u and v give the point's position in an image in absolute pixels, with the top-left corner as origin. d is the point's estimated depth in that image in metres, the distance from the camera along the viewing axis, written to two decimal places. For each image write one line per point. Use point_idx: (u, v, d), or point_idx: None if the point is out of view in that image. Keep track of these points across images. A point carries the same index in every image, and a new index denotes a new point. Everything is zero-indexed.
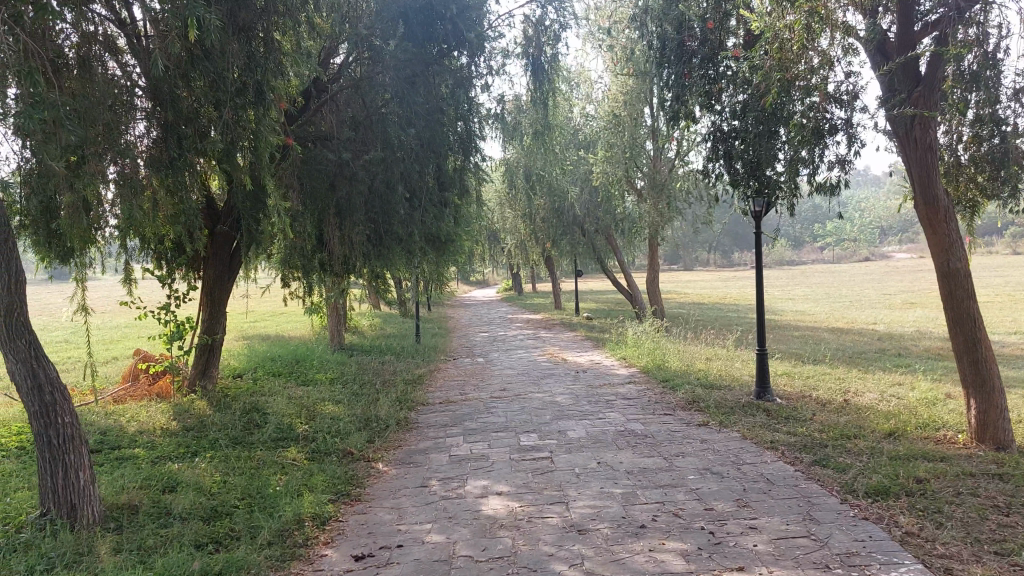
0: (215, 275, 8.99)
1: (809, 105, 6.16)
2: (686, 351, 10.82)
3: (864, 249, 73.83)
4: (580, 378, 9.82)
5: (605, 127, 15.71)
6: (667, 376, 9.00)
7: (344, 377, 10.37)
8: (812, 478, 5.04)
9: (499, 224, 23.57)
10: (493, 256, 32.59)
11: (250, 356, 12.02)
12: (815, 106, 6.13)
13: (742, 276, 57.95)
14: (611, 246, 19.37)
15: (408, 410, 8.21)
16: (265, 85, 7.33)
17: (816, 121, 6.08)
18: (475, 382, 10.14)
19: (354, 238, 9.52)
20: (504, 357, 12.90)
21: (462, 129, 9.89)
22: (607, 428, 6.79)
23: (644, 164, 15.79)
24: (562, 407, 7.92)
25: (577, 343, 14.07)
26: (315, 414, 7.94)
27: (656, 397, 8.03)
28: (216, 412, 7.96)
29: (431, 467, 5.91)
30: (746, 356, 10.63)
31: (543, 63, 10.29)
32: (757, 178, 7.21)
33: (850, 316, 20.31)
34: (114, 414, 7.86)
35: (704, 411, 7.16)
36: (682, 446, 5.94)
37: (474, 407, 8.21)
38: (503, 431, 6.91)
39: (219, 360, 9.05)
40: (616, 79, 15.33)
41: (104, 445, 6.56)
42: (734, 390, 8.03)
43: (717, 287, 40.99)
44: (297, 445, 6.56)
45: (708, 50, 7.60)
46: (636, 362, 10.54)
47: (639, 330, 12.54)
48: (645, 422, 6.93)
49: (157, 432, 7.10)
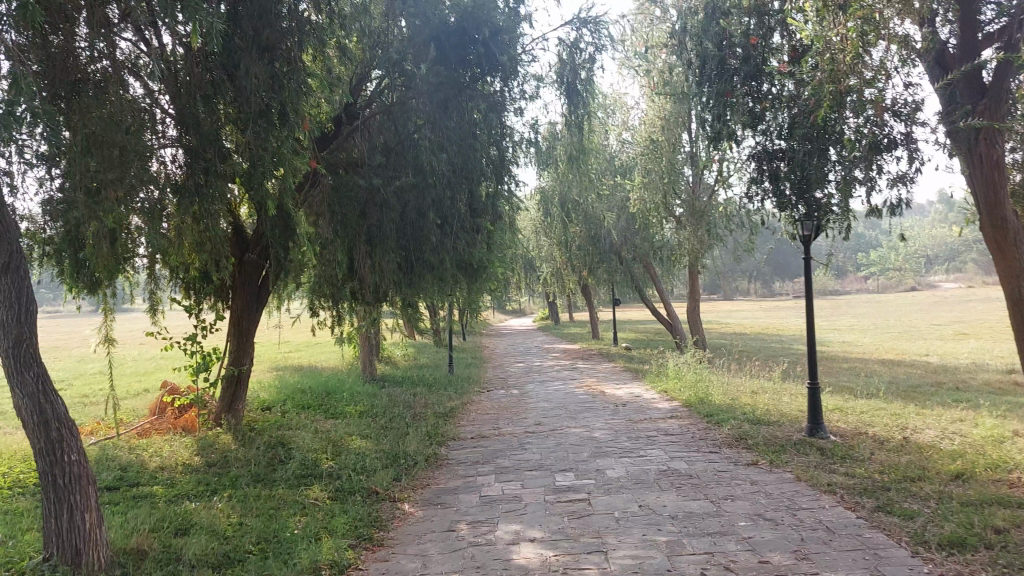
0: (243, 304, 8.78)
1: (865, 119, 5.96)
2: (730, 384, 10.34)
3: (910, 277, 72.06)
4: (619, 412, 9.39)
5: (642, 153, 15.39)
6: (711, 410, 8.54)
7: (374, 410, 10.07)
8: (877, 526, 4.56)
9: (535, 253, 23.29)
10: (530, 285, 32.28)
11: (281, 387, 11.81)
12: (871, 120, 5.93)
13: (784, 306, 56.82)
14: (650, 275, 18.93)
15: (439, 446, 7.87)
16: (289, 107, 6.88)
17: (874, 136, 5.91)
18: (509, 415, 9.77)
19: (385, 266, 9.26)
20: (540, 389, 12.51)
21: (494, 154, 9.62)
22: (648, 466, 6.38)
23: (683, 190, 15.40)
24: (600, 443, 7.52)
25: (615, 375, 13.63)
26: (342, 449, 7.64)
27: (700, 433, 7.59)
28: (240, 446, 7.71)
29: (460, 508, 5.54)
30: (794, 389, 10.11)
31: (577, 87, 10.07)
32: (805, 200, 6.92)
33: (901, 347, 19.50)
34: (137, 448, 7.65)
35: (753, 449, 6.70)
36: (731, 488, 5.50)
37: (508, 443, 7.84)
38: (538, 468, 6.53)
39: (247, 393, 8.81)
40: (653, 103, 15.03)
41: (122, 482, 6.31)
42: (783, 426, 7.55)
43: (758, 316, 40.13)
44: (320, 483, 6.24)
45: (752, 68, 7.24)
46: (678, 395, 10.09)
47: (680, 361, 12.07)
48: (689, 460, 6.50)
49: (178, 469, 6.84)
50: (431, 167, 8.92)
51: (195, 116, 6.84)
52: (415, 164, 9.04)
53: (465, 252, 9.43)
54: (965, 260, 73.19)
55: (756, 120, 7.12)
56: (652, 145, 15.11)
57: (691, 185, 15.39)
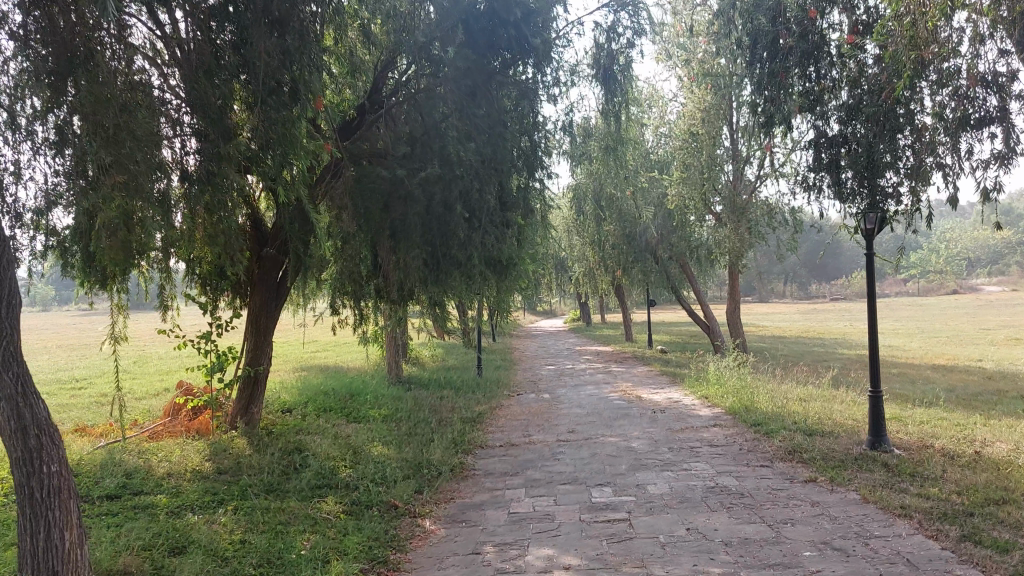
0: (261, 301, 8.37)
1: (955, 91, 5.71)
2: (776, 391, 9.69)
3: (952, 281, 70.14)
4: (658, 419, 8.82)
5: (682, 146, 14.81)
6: (758, 420, 7.93)
7: (398, 414, 9.58)
8: (967, 560, 3.94)
9: (567, 252, 22.75)
10: (561, 286, 31.70)
11: (303, 389, 11.40)
12: (962, 91, 5.66)
13: (821, 309, 55.55)
14: (687, 275, 18.28)
15: (465, 454, 7.35)
16: (301, 86, 6.55)
17: (961, 109, 5.62)
18: (541, 422, 9.24)
19: (410, 262, 8.72)
20: (572, 393, 11.95)
21: (526, 144, 9.16)
22: (693, 482, 5.80)
23: (723, 186, 14.76)
24: (639, 454, 6.96)
25: (651, 379, 13.02)
26: (362, 456, 7.16)
27: (748, 445, 7.00)
28: (255, 452, 7.26)
29: (487, 527, 5.01)
30: (845, 397, 9.44)
31: (615, 73, 9.49)
32: (870, 186, 6.31)
33: (951, 353, 18.60)
34: (147, 452, 7.22)
35: (809, 464, 6.09)
36: (789, 510, 4.91)
37: (539, 452, 7.31)
38: (572, 483, 5.99)
39: (264, 395, 8.38)
40: (691, 94, 14.43)
41: (124, 491, 5.88)
42: (840, 439, 6.92)
43: (796, 319, 39.07)
44: (335, 494, 5.75)
45: (809, 44, 6.69)
46: (720, 402, 9.47)
47: (721, 366, 11.43)
48: (739, 477, 5.91)
49: (186, 476, 6.39)
50: (459, 156, 8.34)
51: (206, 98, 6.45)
52: (442, 154, 8.45)
53: (494, 248, 8.85)
54: (1010, 263, 71.09)
55: (814, 102, 6.65)
56: (692, 137, 14.55)
57: (731, 181, 14.77)
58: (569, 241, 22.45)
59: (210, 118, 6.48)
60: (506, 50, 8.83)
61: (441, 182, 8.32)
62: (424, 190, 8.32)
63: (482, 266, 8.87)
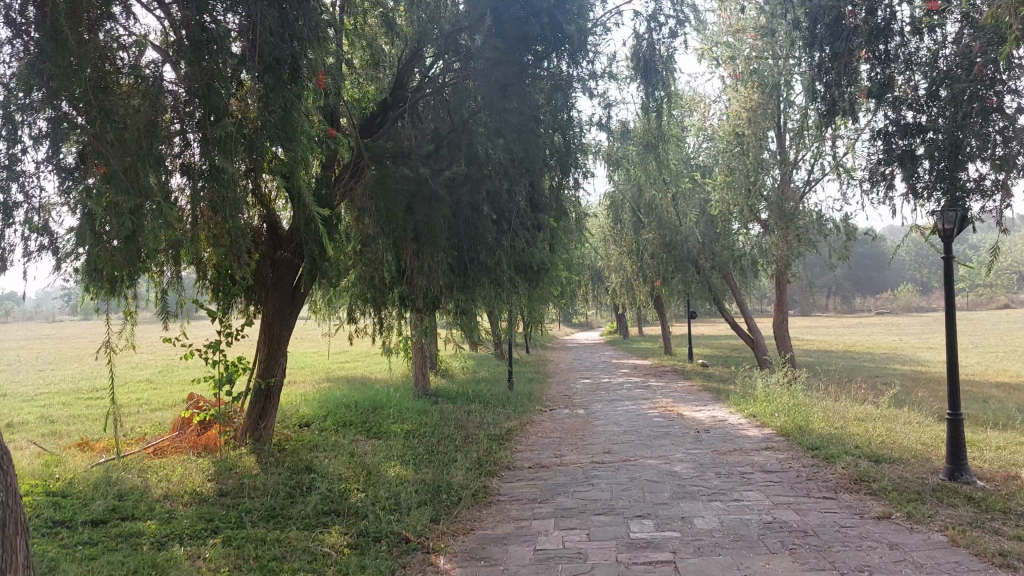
0: (275, 309, 7.84)
1: None
2: (831, 410, 8.89)
3: (1005, 294, 67.69)
4: (703, 439, 8.09)
5: (726, 148, 14.11)
6: (816, 442, 7.15)
7: (421, 430, 8.96)
8: None
9: (604, 262, 22.05)
10: (598, 297, 30.98)
11: (325, 401, 10.85)
12: None
13: (866, 323, 53.89)
14: (730, 286, 17.47)
15: (491, 477, 6.71)
16: (300, 61, 6.15)
17: None
18: (575, 440, 8.56)
19: (435, 268, 8.11)
20: (608, 409, 11.23)
21: (559, 141, 8.45)
22: (747, 516, 5.08)
23: (769, 191, 13.96)
24: (683, 479, 6.25)
25: (693, 394, 12.26)
26: (378, 477, 6.56)
27: (806, 471, 6.24)
28: (262, 472, 6.69)
29: (508, 567, 4.36)
30: (910, 418, 8.60)
31: (656, 65, 8.82)
32: (951, 180, 5.77)
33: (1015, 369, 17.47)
34: (147, 470, 6.68)
35: (879, 497, 5.34)
36: (865, 555, 4.17)
37: (572, 476, 6.63)
38: (607, 514, 5.31)
39: (277, 409, 7.82)
40: (736, 93, 13.73)
41: (113, 515, 5.34)
42: (912, 466, 6.13)
43: (843, 333, 37.81)
44: (341, 524, 5.14)
45: (875, 25, 6.09)
46: (771, 422, 8.70)
47: (770, 381, 10.64)
48: (799, 510, 5.17)
49: (183, 500, 5.82)
50: (488, 154, 7.84)
51: (206, 84, 5.91)
52: (466, 152, 7.95)
53: (523, 249, 8.27)
54: None
55: (882, 87, 6.05)
56: (738, 138, 13.86)
57: (779, 185, 13.86)
58: (605, 249, 21.74)
59: (208, 106, 5.91)
60: (539, 41, 8.13)
61: (465, 180, 7.87)
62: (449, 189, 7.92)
63: (512, 272, 8.28)
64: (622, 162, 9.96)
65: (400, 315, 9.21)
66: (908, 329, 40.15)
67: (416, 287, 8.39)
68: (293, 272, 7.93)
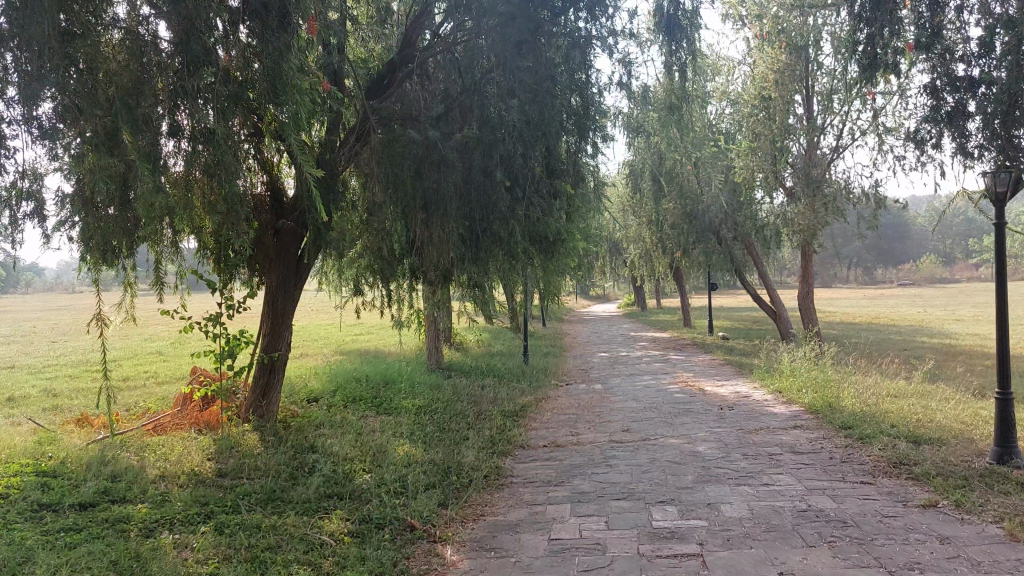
0: (279, 280, 7.49)
1: None
2: (862, 386, 8.46)
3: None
4: (728, 417, 7.71)
5: (751, 112, 13.60)
6: (848, 421, 6.74)
7: (433, 406, 8.63)
8: None
9: (622, 233, 21.60)
10: (615, 270, 30.52)
11: (335, 375, 10.56)
12: None
13: (889, 295, 53.07)
14: (753, 256, 16.97)
15: (503, 457, 6.36)
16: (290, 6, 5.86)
17: None
18: (592, 417, 8.21)
19: (445, 237, 7.72)
20: (627, 384, 10.86)
21: (577, 103, 8.06)
22: (778, 503, 4.70)
23: (796, 157, 13.43)
24: (707, 461, 5.88)
25: (715, 369, 11.85)
26: (385, 456, 6.24)
27: (840, 452, 5.84)
28: (265, 450, 6.39)
29: (519, 559, 4.01)
30: (945, 395, 8.16)
31: (679, 19, 8.34)
32: (1005, 141, 5.55)
33: None
34: (145, 448, 6.39)
35: (922, 482, 4.94)
36: (913, 550, 3.78)
37: (589, 456, 6.27)
38: (627, 499, 4.95)
39: (283, 384, 7.50)
40: (762, 53, 13.20)
41: (104, 498, 5.04)
42: (954, 448, 5.71)
43: (865, 306, 37.11)
44: (343, 509, 4.82)
45: None
46: (798, 399, 8.28)
47: (796, 356, 10.21)
48: (836, 497, 4.78)
49: (179, 481, 5.51)
50: (502, 116, 7.43)
51: (185, 32, 5.52)
52: (478, 115, 7.57)
53: (539, 219, 7.77)
54: None
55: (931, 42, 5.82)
56: (764, 100, 13.35)
57: (805, 150, 13.38)
58: (624, 220, 21.26)
59: (187, 56, 5.56)
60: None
61: (477, 145, 7.48)
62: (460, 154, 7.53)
63: (527, 242, 7.84)
64: (644, 127, 9.50)
65: (411, 287, 8.84)
66: (933, 302, 39.36)
67: (428, 259, 7.96)
68: (297, 242, 7.58)
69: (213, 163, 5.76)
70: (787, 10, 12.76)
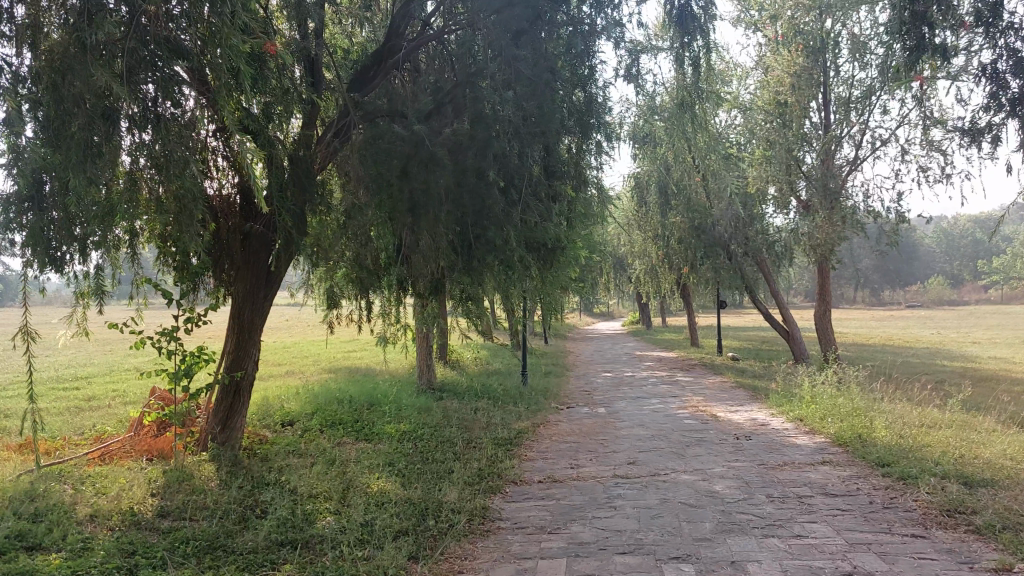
0: (246, 290, 6.73)
1: None
2: (893, 415, 7.65)
3: None
4: (745, 448, 6.91)
5: (766, 121, 12.95)
6: (884, 457, 5.93)
7: (418, 433, 7.84)
8: None
9: (627, 249, 20.88)
10: (620, 287, 29.75)
11: (317, 396, 9.80)
12: None
13: (898, 316, 52.17)
14: (764, 273, 16.20)
15: (492, 496, 5.57)
16: None
17: None
18: (593, 447, 7.42)
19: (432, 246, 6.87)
20: (632, 408, 10.05)
21: (580, 98, 7.43)
22: (816, 563, 3.89)
23: (811, 167, 12.72)
24: (727, 504, 5.07)
25: (727, 392, 11.04)
26: (356, 491, 5.46)
27: (881, 496, 5.02)
28: (219, 486, 5.59)
29: None
30: (987, 427, 7.33)
31: (693, 8, 7.68)
32: None
33: None
34: (82, 481, 5.60)
35: (988, 538, 4.11)
36: None
37: (590, 496, 5.48)
38: (634, 554, 4.14)
39: (248, 408, 6.74)
40: (777, 57, 12.59)
41: (14, 544, 4.25)
42: (1016, 492, 4.89)
43: (876, 326, 36.21)
44: (294, 563, 4.02)
45: None
46: (823, 429, 7.46)
47: (816, 380, 9.40)
48: (886, 556, 3.95)
49: (110, 523, 4.73)
50: (497, 111, 6.73)
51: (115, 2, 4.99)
52: (473, 108, 6.76)
53: (536, 225, 7.02)
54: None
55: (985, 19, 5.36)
56: (782, 106, 12.72)
57: (821, 161, 12.60)
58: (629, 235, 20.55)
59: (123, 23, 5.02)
60: None
61: (471, 143, 6.70)
62: (451, 153, 6.72)
63: (523, 249, 7.03)
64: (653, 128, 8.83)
65: (398, 301, 8.03)
66: (947, 324, 38.41)
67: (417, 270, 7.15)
68: (267, 250, 6.84)
69: (162, 154, 5.15)
70: (804, 11, 12.13)
